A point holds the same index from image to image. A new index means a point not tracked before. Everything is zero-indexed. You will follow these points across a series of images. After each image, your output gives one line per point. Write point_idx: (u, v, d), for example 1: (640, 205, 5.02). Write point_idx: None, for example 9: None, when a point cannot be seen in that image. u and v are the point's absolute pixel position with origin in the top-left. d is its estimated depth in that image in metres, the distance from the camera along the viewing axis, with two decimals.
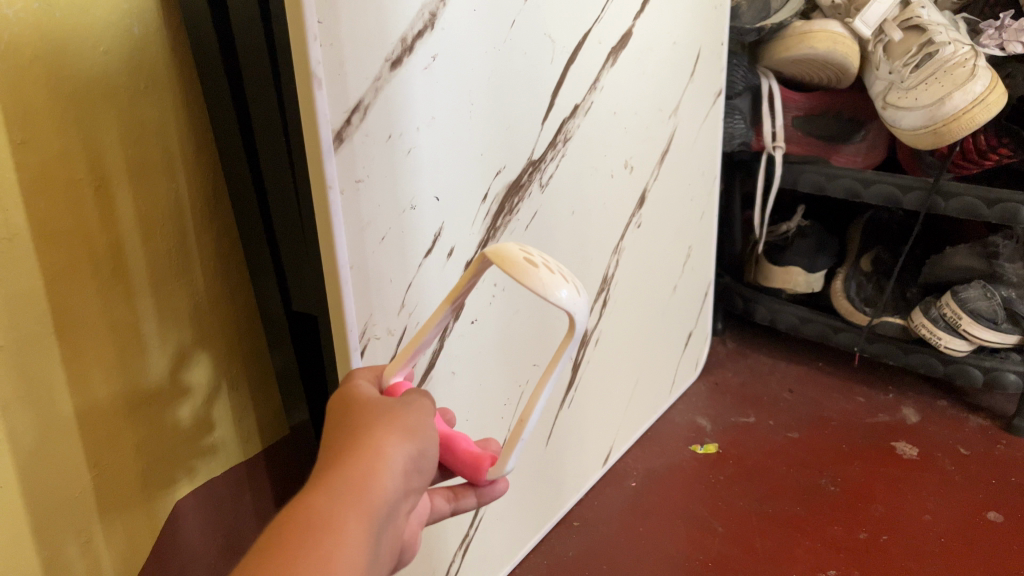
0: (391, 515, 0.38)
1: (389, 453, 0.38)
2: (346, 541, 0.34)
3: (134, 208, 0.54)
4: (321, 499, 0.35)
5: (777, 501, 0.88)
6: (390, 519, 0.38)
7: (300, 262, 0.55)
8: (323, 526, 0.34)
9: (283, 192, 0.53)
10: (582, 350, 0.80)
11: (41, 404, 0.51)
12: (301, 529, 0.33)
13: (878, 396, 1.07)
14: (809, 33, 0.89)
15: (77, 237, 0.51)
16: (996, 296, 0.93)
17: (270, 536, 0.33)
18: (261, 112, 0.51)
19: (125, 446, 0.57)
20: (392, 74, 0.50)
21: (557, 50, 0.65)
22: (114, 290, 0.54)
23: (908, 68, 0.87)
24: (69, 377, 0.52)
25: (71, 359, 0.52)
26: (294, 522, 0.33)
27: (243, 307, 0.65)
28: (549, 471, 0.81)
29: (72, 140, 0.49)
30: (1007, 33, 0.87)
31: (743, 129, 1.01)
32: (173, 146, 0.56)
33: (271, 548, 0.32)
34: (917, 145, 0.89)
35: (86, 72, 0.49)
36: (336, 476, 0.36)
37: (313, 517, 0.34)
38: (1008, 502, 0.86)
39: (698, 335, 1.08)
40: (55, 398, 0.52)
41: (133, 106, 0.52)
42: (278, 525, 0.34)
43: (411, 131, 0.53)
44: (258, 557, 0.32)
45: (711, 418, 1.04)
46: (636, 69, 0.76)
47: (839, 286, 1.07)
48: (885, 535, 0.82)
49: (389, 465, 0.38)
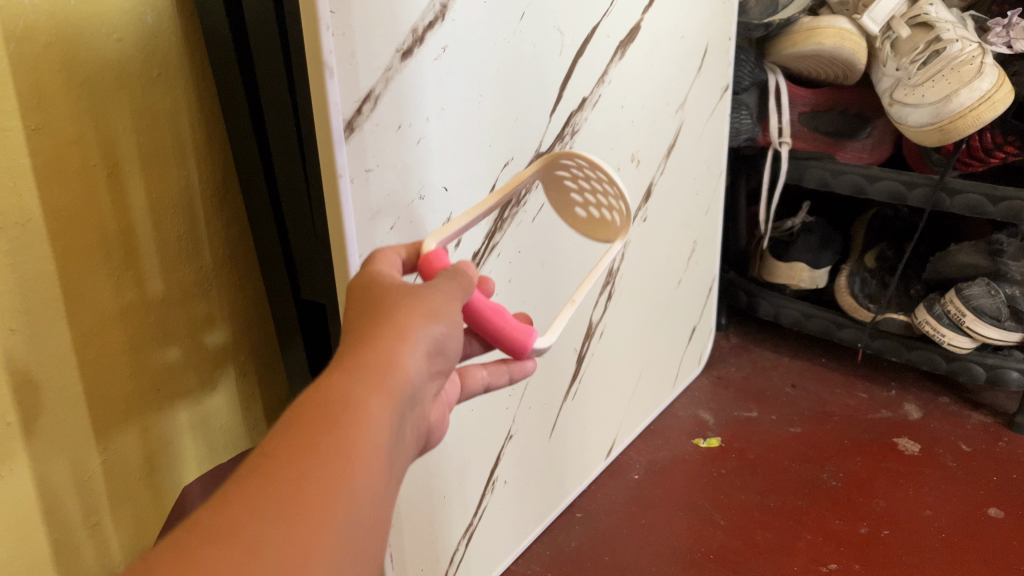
0: (415, 399, 0.38)
1: (412, 337, 0.37)
2: (370, 426, 0.33)
3: (146, 194, 0.54)
4: (340, 384, 0.34)
5: (779, 494, 0.89)
6: (414, 402, 0.38)
7: (310, 250, 0.55)
8: (352, 406, 0.33)
9: (294, 180, 0.53)
10: (587, 342, 0.81)
11: (50, 375, 0.52)
12: (321, 416, 0.32)
13: (880, 392, 1.07)
14: (816, 29, 0.90)
15: (89, 221, 0.51)
16: (1000, 294, 0.93)
17: (289, 422, 0.32)
18: (274, 101, 0.51)
19: (133, 426, 0.58)
20: (403, 65, 0.51)
21: (566, 43, 0.65)
22: (124, 274, 0.54)
23: (916, 65, 0.87)
24: (78, 341, 0.53)
25: (79, 327, 0.52)
26: (323, 402, 0.33)
27: (252, 294, 0.65)
28: (553, 462, 0.81)
29: (85, 127, 0.50)
30: (1014, 31, 0.87)
31: (750, 125, 1.01)
32: (185, 133, 0.56)
33: (295, 426, 0.31)
34: (923, 142, 0.89)
35: (99, 59, 0.50)
36: (356, 361, 0.35)
37: (332, 403, 0.33)
38: (1008, 498, 0.87)
39: (702, 329, 1.09)
40: (65, 366, 0.52)
41: (146, 93, 0.53)
42: (297, 411, 0.32)
43: (421, 122, 0.53)
44: (276, 447, 0.31)
45: (713, 412, 1.04)
46: (644, 62, 0.77)
47: (844, 282, 1.08)
48: (886, 530, 0.83)
49: (412, 349, 0.37)
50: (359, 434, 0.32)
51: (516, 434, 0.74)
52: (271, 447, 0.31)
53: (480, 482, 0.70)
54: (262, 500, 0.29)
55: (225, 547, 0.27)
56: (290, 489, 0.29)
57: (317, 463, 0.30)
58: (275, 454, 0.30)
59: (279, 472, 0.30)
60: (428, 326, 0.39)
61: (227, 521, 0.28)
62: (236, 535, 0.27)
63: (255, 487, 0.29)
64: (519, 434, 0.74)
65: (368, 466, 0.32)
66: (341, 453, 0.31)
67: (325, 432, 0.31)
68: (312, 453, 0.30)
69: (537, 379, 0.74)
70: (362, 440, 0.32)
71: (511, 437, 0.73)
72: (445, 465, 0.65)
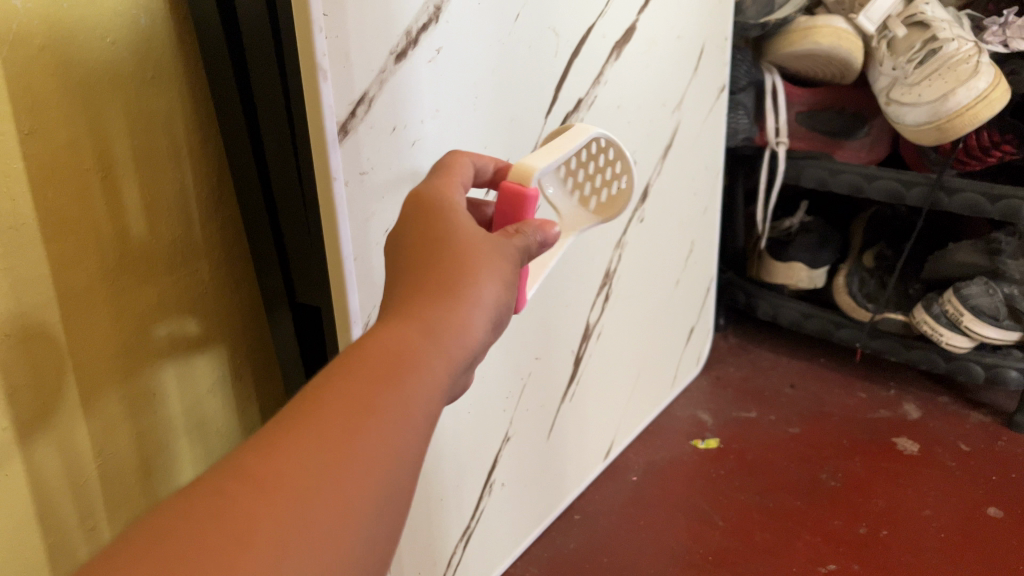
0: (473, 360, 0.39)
1: (482, 300, 0.38)
2: (420, 392, 0.34)
3: (141, 198, 0.54)
4: (400, 342, 0.35)
5: (778, 494, 0.88)
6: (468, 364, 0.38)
7: (305, 253, 0.55)
8: (401, 367, 0.34)
9: (289, 183, 0.53)
10: (584, 343, 0.80)
11: (52, 374, 0.52)
12: (373, 373, 0.34)
13: (879, 391, 1.07)
14: (812, 28, 0.90)
15: (84, 225, 0.51)
16: (998, 293, 0.93)
17: (346, 372, 0.33)
18: (268, 105, 0.51)
19: (131, 429, 0.58)
20: (397, 67, 0.50)
21: (562, 44, 0.65)
22: (120, 278, 0.54)
23: (913, 64, 0.87)
24: (82, 337, 0.53)
25: (80, 324, 0.53)
26: (371, 359, 0.34)
27: (248, 297, 0.65)
28: (551, 463, 0.81)
29: (79, 131, 0.50)
30: (1010, 31, 0.87)
31: (747, 125, 1.01)
32: (180, 136, 0.56)
33: (351, 380, 0.33)
34: (919, 141, 0.89)
35: (93, 63, 0.50)
36: (419, 319, 0.36)
37: (388, 362, 0.34)
38: (1008, 497, 0.86)
39: (701, 330, 1.09)
40: (69, 363, 0.53)
41: (140, 96, 0.53)
42: (355, 361, 0.34)
43: (415, 124, 0.53)
44: (326, 398, 0.32)
45: (712, 413, 1.04)
46: (640, 63, 0.76)
47: (842, 281, 1.07)
48: (885, 530, 0.83)
49: (478, 312, 0.37)
50: (402, 398, 0.33)
51: (513, 436, 0.73)
52: (315, 401, 0.32)
53: (477, 484, 0.70)
54: (303, 451, 0.30)
55: (259, 496, 0.29)
56: (334, 441, 0.31)
57: (366, 423, 0.32)
58: (319, 405, 0.32)
59: (322, 424, 0.31)
60: (495, 289, 0.38)
61: (263, 471, 0.29)
62: (278, 479, 0.29)
63: (303, 433, 0.31)
64: (516, 436, 0.74)
65: (405, 434, 0.33)
66: (383, 414, 0.32)
67: (371, 392, 0.33)
68: (354, 410, 0.32)
69: (534, 381, 0.74)
70: (407, 406, 0.33)
71: (509, 439, 0.73)
72: (442, 467, 0.65)
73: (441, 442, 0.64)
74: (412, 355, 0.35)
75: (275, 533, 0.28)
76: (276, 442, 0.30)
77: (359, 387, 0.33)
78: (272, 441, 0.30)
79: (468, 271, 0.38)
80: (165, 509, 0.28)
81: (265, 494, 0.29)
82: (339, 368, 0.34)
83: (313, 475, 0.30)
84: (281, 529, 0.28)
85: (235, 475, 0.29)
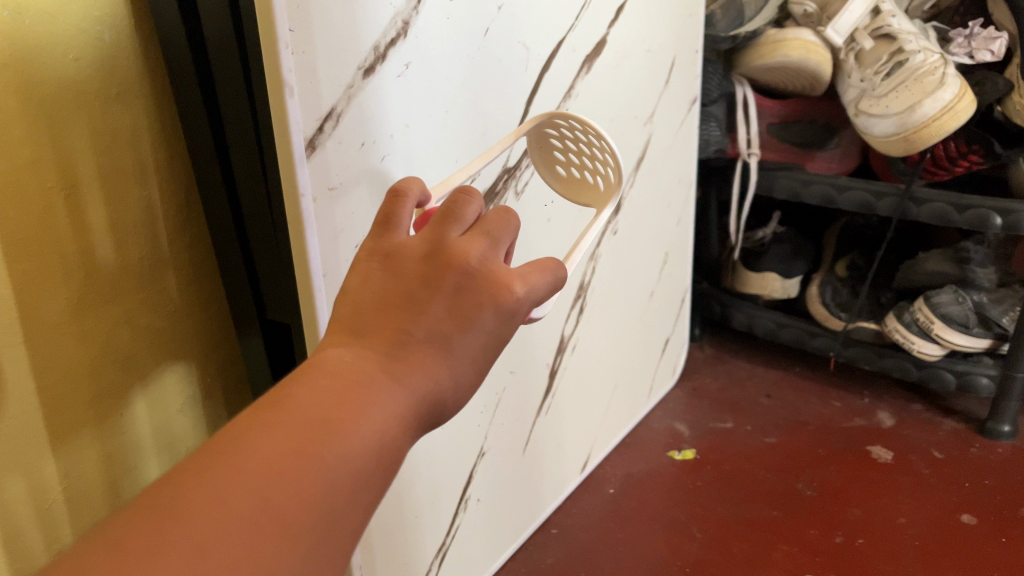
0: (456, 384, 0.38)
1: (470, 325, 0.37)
2: (382, 408, 0.34)
3: (106, 216, 0.53)
4: (361, 362, 0.35)
5: (754, 505, 0.88)
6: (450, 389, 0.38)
7: (275, 269, 0.54)
8: (363, 395, 0.34)
9: (257, 200, 0.53)
10: (559, 356, 0.80)
11: (16, 396, 0.51)
12: (332, 389, 0.34)
13: (854, 400, 1.08)
14: (782, 41, 0.90)
15: (49, 244, 0.50)
16: (968, 301, 0.94)
17: (302, 386, 0.34)
18: (236, 122, 0.51)
19: (97, 451, 0.57)
20: (365, 82, 0.50)
21: (532, 59, 0.65)
22: (86, 297, 0.53)
23: (880, 76, 0.88)
24: (48, 357, 0.52)
25: (45, 346, 0.52)
26: (329, 384, 0.34)
27: (218, 315, 0.64)
28: (527, 478, 0.81)
29: (43, 148, 0.49)
30: (976, 42, 0.89)
31: (718, 136, 1.02)
32: (146, 153, 0.55)
33: (307, 394, 0.34)
34: (888, 152, 0.90)
35: (57, 80, 0.49)
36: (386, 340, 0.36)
37: (350, 379, 0.34)
38: (981, 504, 0.87)
39: (676, 341, 1.09)
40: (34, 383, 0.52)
41: (105, 112, 0.52)
42: (314, 376, 0.35)
43: (384, 139, 0.53)
44: (280, 408, 0.33)
45: (689, 424, 1.04)
46: (611, 76, 0.77)
47: (815, 291, 1.08)
48: (861, 538, 0.83)
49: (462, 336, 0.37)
50: (364, 426, 0.33)
51: (489, 451, 0.73)
52: (269, 412, 0.33)
53: (453, 500, 0.69)
54: (252, 476, 0.30)
55: (200, 501, 0.29)
56: (284, 450, 0.31)
57: (321, 435, 0.32)
58: (268, 431, 0.32)
59: (275, 447, 0.31)
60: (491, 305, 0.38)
61: (207, 477, 0.30)
62: (219, 486, 0.30)
63: (251, 443, 0.31)
64: (492, 451, 0.73)
65: (361, 449, 0.33)
66: (339, 429, 0.33)
67: (331, 419, 0.33)
68: (310, 434, 0.32)
69: (509, 395, 0.74)
70: (367, 421, 0.34)
71: (484, 453, 0.72)
72: (417, 483, 0.64)
73: (416, 457, 0.63)
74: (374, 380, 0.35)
75: (218, 559, 0.28)
76: (225, 464, 0.31)
77: (318, 409, 0.33)
78: (216, 465, 0.31)
79: (462, 282, 0.38)
80: (104, 530, 0.28)
81: (212, 516, 0.29)
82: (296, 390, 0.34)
83: (261, 497, 0.30)
84: (222, 553, 0.28)
85: (179, 495, 0.29)
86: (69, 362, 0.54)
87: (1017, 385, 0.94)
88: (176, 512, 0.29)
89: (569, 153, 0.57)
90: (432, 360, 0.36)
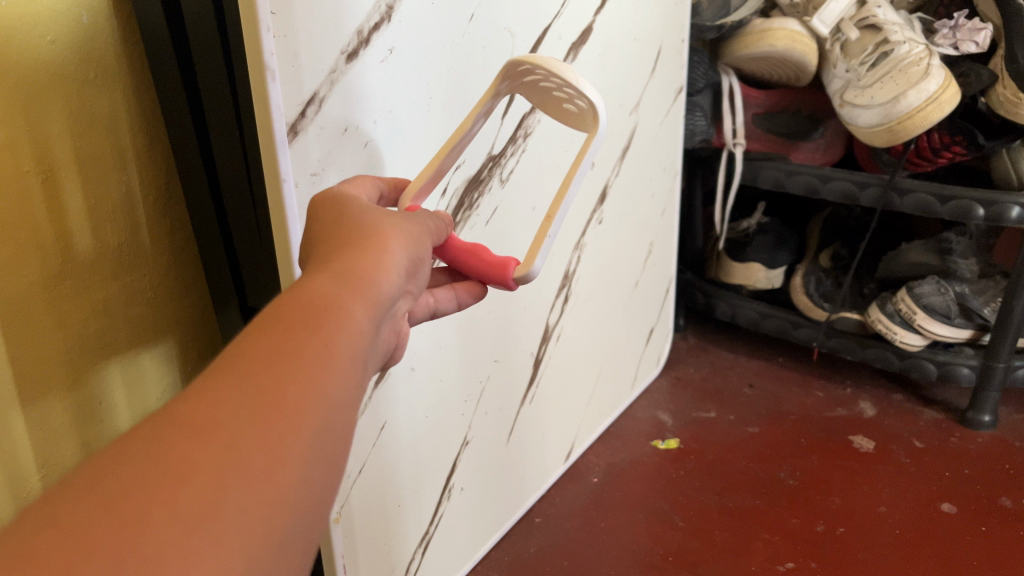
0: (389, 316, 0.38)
1: (389, 252, 0.38)
2: (349, 333, 0.33)
3: (84, 200, 0.52)
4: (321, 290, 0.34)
5: (737, 494, 0.89)
6: (385, 318, 0.38)
7: (258, 257, 0.54)
8: (332, 319, 0.33)
9: (239, 186, 0.52)
10: (544, 345, 0.80)
11: None
12: (301, 317, 0.32)
13: (836, 390, 1.09)
14: (767, 31, 0.90)
15: (24, 228, 0.50)
16: (949, 292, 0.95)
17: (269, 321, 0.32)
18: (218, 107, 0.50)
19: (75, 437, 0.56)
20: (348, 67, 0.49)
21: (518, 45, 0.65)
22: (63, 282, 0.53)
23: (865, 66, 0.88)
24: (24, 336, 0.51)
25: (21, 327, 0.51)
26: (271, 333, 0.31)
27: (198, 304, 0.63)
28: (511, 466, 0.81)
29: (18, 131, 0.48)
30: (961, 33, 0.89)
31: (704, 127, 1.01)
32: (125, 137, 0.54)
33: (276, 323, 0.32)
34: (873, 143, 0.90)
35: (32, 61, 0.48)
36: (333, 270, 0.36)
37: (316, 306, 0.33)
38: (960, 492, 0.88)
39: (660, 331, 1.09)
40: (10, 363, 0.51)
41: (83, 96, 0.51)
42: (278, 310, 0.33)
43: (368, 125, 0.52)
44: (252, 342, 0.31)
45: (672, 413, 1.04)
46: (597, 64, 0.76)
47: (799, 282, 1.08)
48: (842, 527, 0.83)
49: (389, 266, 0.38)
50: (340, 355, 0.32)
51: (473, 440, 0.73)
52: (246, 346, 0.31)
53: (436, 489, 0.69)
54: (238, 412, 0.28)
55: (191, 439, 0.27)
56: (271, 383, 0.30)
57: (302, 363, 0.31)
58: (247, 363, 0.30)
59: (256, 378, 0.29)
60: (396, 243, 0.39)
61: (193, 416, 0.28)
62: (207, 424, 0.28)
63: (234, 377, 0.29)
64: (475, 440, 0.73)
65: (339, 379, 0.32)
66: (318, 358, 0.31)
67: (309, 347, 0.31)
68: (289, 363, 0.30)
69: (493, 384, 0.74)
70: (340, 344, 0.33)
71: (468, 442, 0.72)
72: (399, 472, 0.64)
73: (399, 446, 0.63)
74: (318, 321, 0.32)
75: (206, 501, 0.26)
76: (207, 401, 0.28)
77: (268, 359, 0.30)
78: (188, 410, 0.28)
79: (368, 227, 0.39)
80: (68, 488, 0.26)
81: (197, 455, 0.27)
82: (239, 341, 0.31)
83: (225, 460, 0.27)
84: (209, 488, 0.26)
85: (143, 450, 0.26)
86: (45, 344, 0.53)
87: (998, 375, 0.94)
88: (131, 475, 0.26)
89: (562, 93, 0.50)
90: (371, 293, 0.36)
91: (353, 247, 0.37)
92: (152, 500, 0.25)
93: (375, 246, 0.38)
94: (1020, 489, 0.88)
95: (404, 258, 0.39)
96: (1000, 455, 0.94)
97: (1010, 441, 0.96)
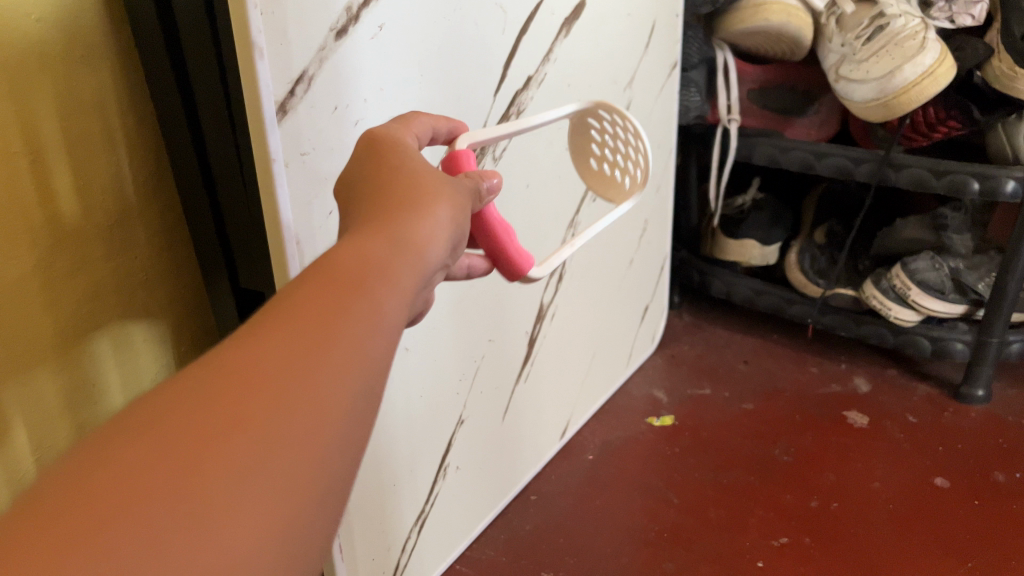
0: (433, 281, 0.37)
1: (435, 213, 0.37)
2: (393, 296, 0.32)
3: (72, 183, 0.52)
4: (367, 250, 0.33)
5: (731, 470, 0.89)
6: (427, 286, 0.36)
7: (249, 237, 0.53)
8: (376, 279, 0.32)
9: (229, 166, 0.51)
10: (539, 324, 0.80)
11: None
12: (344, 276, 0.31)
13: (830, 366, 1.09)
14: (762, 5, 0.90)
15: (13, 211, 0.49)
16: (944, 267, 0.95)
17: (309, 278, 0.31)
18: (205, 86, 0.49)
19: (67, 421, 0.56)
20: (337, 44, 0.49)
21: (509, 22, 0.64)
22: (53, 265, 0.52)
23: (860, 41, 0.87)
24: (15, 321, 0.51)
25: (11, 312, 0.50)
26: (319, 286, 0.31)
27: (190, 288, 0.63)
28: (506, 444, 0.81)
29: (6, 112, 0.47)
30: (957, 6, 0.88)
31: (698, 102, 1.00)
32: (113, 119, 0.54)
33: (320, 279, 0.31)
34: (868, 118, 0.89)
35: (19, 41, 0.47)
36: (380, 230, 0.34)
37: (360, 267, 0.32)
38: (953, 467, 0.88)
39: (655, 309, 1.09)
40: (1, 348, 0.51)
41: (70, 76, 0.50)
42: (321, 266, 0.32)
43: (358, 104, 0.52)
44: (297, 298, 0.30)
45: (667, 391, 1.05)
46: (590, 40, 0.76)
47: (793, 258, 1.08)
48: (836, 502, 0.84)
49: (434, 228, 0.36)
50: (377, 317, 0.31)
51: (467, 419, 0.73)
52: (288, 302, 0.30)
53: (431, 468, 0.69)
54: (273, 369, 0.27)
55: (225, 396, 0.26)
56: (313, 340, 0.29)
57: (342, 322, 0.30)
58: (286, 321, 0.29)
59: (293, 336, 0.28)
60: (444, 205, 0.37)
61: (222, 370, 0.27)
62: (240, 379, 0.27)
63: (271, 332, 0.28)
64: (470, 419, 0.73)
65: (380, 342, 0.31)
66: (358, 318, 0.30)
67: (348, 307, 0.30)
68: (329, 323, 0.29)
69: (487, 364, 0.73)
70: (382, 305, 0.31)
71: (463, 422, 0.72)
72: (394, 452, 0.64)
73: (394, 427, 0.63)
74: (366, 282, 0.31)
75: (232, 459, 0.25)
76: (241, 358, 0.27)
77: (309, 317, 0.29)
78: (216, 367, 0.27)
79: (415, 185, 0.38)
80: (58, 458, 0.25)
81: (225, 412, 0.26)
82: (280, 296, 0.30)
83: (259, 417, 0.26)
84: (240, 447, 0.25)
85: (168, 411, 0.26)
86: (36, 328, 0.52)
87: (992, 349, 0.95)
88: (158, 430, 0.25)
89: (609, 140, 0.62)
90: (416, 254, 0.34)
91: (397, 206, 0.36)
92: (174, 464, 0.24)
93: (420, 205, 0.37)
94: (1013, 463, 0.89)
95: (450, 220, 0.37)
96: (993, 429, 0.94)
97: (1003, 415, 0.97)
